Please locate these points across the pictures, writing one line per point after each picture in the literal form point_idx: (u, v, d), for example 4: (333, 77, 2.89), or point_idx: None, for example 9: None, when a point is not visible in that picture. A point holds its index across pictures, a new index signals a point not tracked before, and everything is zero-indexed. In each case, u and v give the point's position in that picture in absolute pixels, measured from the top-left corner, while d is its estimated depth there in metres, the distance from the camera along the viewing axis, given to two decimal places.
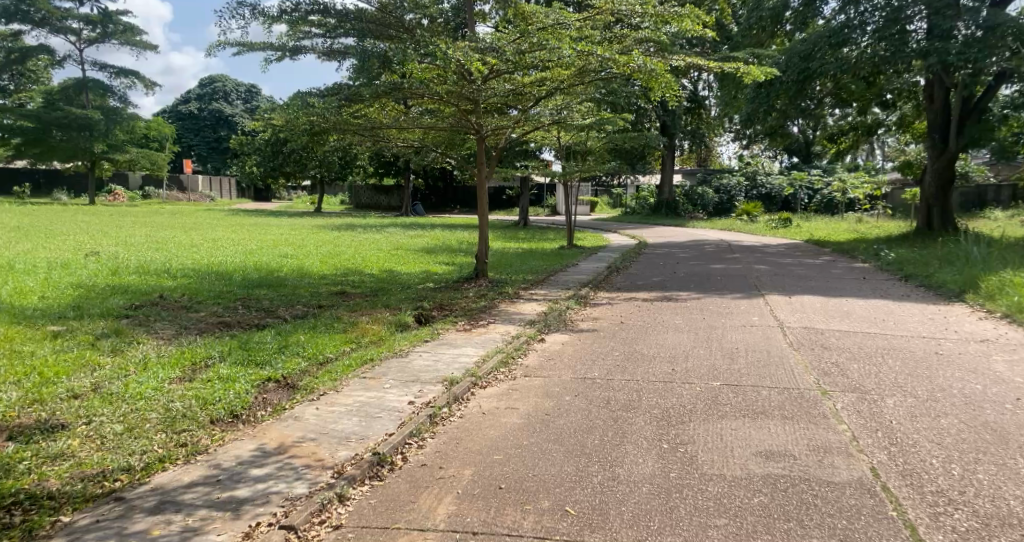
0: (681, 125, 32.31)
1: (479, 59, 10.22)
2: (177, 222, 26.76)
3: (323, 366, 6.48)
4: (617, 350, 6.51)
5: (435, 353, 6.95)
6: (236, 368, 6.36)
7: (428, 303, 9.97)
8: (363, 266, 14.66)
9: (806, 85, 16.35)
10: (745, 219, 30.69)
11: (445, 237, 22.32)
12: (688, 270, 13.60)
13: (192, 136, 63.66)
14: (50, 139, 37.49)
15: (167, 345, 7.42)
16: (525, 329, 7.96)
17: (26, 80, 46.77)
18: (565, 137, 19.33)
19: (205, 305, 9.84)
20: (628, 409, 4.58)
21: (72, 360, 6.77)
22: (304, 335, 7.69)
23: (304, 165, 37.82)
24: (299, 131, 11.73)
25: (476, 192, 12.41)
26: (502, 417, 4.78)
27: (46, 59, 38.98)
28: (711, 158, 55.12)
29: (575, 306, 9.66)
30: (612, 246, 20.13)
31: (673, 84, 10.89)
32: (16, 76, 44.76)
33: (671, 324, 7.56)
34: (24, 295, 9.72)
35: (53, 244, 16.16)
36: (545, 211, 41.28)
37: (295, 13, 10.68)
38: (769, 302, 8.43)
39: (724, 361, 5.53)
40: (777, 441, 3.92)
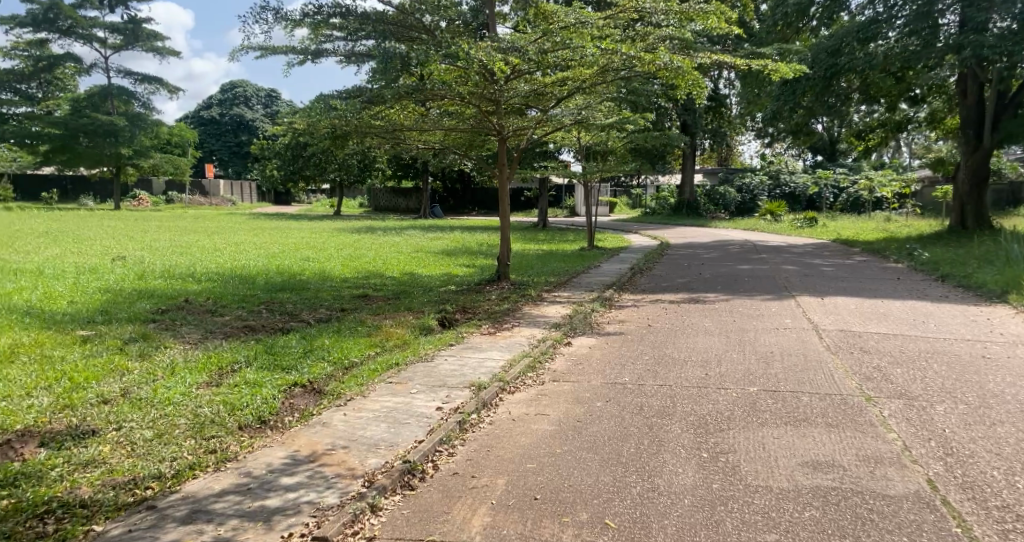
0: (702, 124, 32.05)
1: (502, 59, 10.14)
2: (201, 226, 26.98)
3: (348, 371, 6.41)
4: (646, 354, 6.39)
5: (461, 358, 6.85)
6: (263, 373, 6.31)
7: (451, 306, 9.87)
8: (384, 269, 14.61)
9: (833, 81, 16.18)
10: (768, 218, 30.33)
11: (465, 239, 22.26)
12: (713, 271, 13.41)
13: (214, 141, 64.23)
14: (76, 145, 38.08)
15: (193, 350, 7.39)
16: (551, 332, 7.83)
17: (54, 88, 47.58)
18: (586, 138, 19.20)
19: (230, 309, 9.82)
20: (663, 416, 4.46)
21: (102, 365, 6.76)
22: (329, 339, 7.63)
23: (324, 168, 37.97)
24: (321, 134, 11.70)
25: (499, 196, 12.17)
26: (532, 423, 4.67)
27: (73, 67, 39.54)
28: (733, 157, 54.67)
29: (600, 308, 9.53)
30: (634, 247, 19.95)
31: (699, 80, 10.78)
32: (43, 84, 45.46)
33: (699, 326, 7.41)
34: (54, 300, 9.77)
35: (80, 249, 16.31)
36: (565, 213, 41.14)
37: (317, 16, 10.70)
38: (800, 303, 8.25)
39: (759, 365, 5.38)
40: (824, 450, 3.78)
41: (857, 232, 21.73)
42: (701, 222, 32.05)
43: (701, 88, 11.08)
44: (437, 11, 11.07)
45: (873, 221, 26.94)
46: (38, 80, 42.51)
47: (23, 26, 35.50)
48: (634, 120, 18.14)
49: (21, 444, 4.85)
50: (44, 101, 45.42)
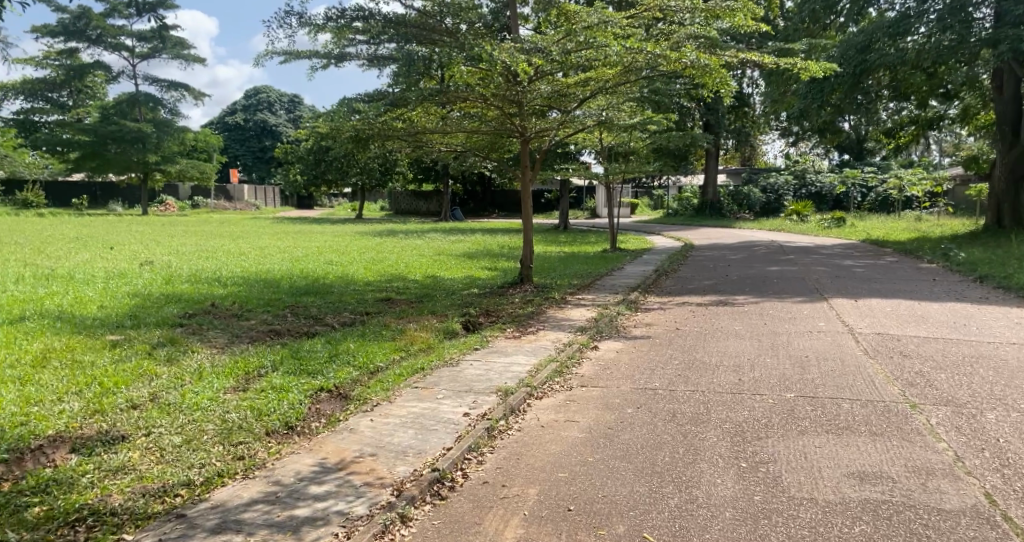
0: (726, 123, 31.75)
1: (524, 60, 10.06)
2: (226, 230, 27.19)
3: (374, 375, 6.34)
4: (676, 358, 6.25)
5: (486, 362, 6.75)
6: (289, 378, 6.26)
7: (475, 310, 9.78)
8: (407, 272, 14.57)
9: (862, 79, 15.85)
10: (794, 219, 29.95)
11: (487, 241, 22.20)
12: (740, 273, 13.20)
13: (238, 146, 64.78)
14: (105, 152, 38.62)
15: (220, 354, 7.36)
16: (576, 336, 7.72)
17: (83, 96, 48.36)
18: (609, 138, 19.06)
19: (255, 313, 9.81)
20: (697, 422, 4.34)
21: (131, 370, 6.75)
22: (354, 343, 7.57)
23: (346, 172, 38.13)
24: (344, 138, 11.67)
25: (521, 198, 11.97)
26: (562, 430, 4.56)
27: (102, 74, 40.12)
28: (756, 157, 54.12)
29: (626, 311, 9.39)
30: (658, 248, 19.75)
31: (727, 77, 10.61)
32: (73, 92, 46.20)
33: (729, 330, 7.26)
34: (84, 304, 9.82)
35: (109, 254, 16.47)
36: (587, 215, 40.94)
37: (340, 20, 10.74)
38: (831, 306, 8.07)
39: (794, 370, 5.24)
40: (871, 461, 3.64)
41: (887, 232, 21.33)
42: (726, 222, 31.72)
43: (729, 87, 10.93)
44: (458, 14, 10.99)
45: (901, 221, 26.47)
46: (68, 88, 43.20)
47: (53, 35, 36.08)
48: (657, 120, 17.94)
49: (52, 449, 4.82)
50: (74, 109, 46.14)
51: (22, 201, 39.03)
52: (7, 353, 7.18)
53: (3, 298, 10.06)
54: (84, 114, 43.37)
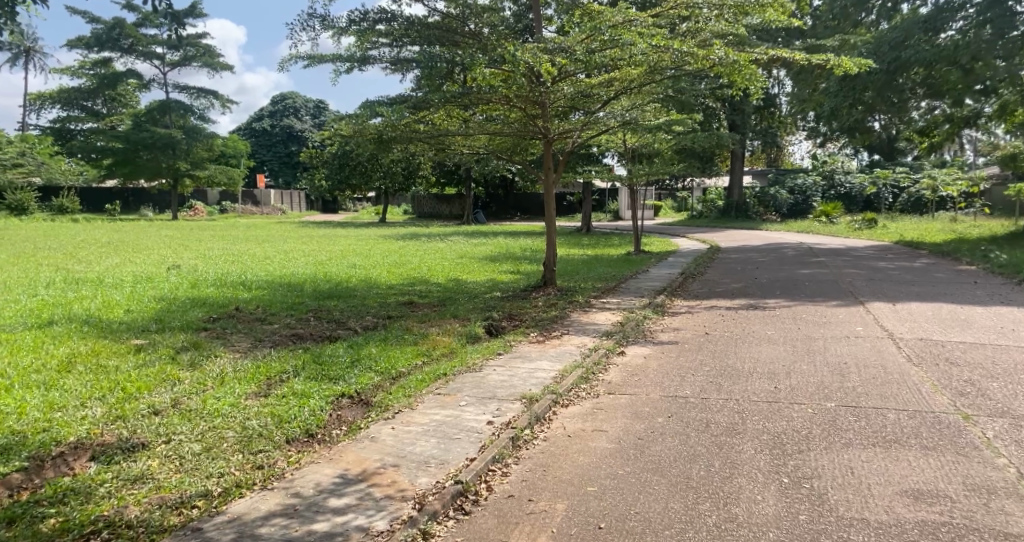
0: (751, 123, 31.35)
1: (548, 60, 9.90)
2: (251, 234, 27.33)
3: (396, 381, 6.20)
4: (706, 365, 6.04)
5: (509, 368, 6.57)
6: (311, 383, 6.14)
7: (498, 313, 9.63)
8: (429, 275, 14.46)
9: (896, 77, 15.68)
10: (823, 220, 29.48)
11: (510, 244, 22.05)
12: (770, 275, 12.93)
13: (265, 151, 65.42)
14: (137, 158, 39.18)
15: (243, 359, 7.26)
16: (602, 340, 7.52)
17: (116, 104, 49.15)
18: (633, 139, 18.87)
19: (278, 316, 9.72)
20: (734, 433, 4.14)
21: (154, 375, 6.67)
22: (376, 348, 7.43)
23: (370, 176, 38.31)
24: (366, 142, 11.56)
25: (544, 201, 11.75)
26: (590, 441, 4.38)
27: (134, 82, 40.74)
28: (783, 158, 53.47)
29: (653, 315, 9.18)
30: (683, 251, 19.50)
31: (758, 74, 10.27)
32: (107, 100, 46.95)
33: (760, 336, 7.02)
34: (111, 308, 9.81)
35: (138, 259, 16.56)
36: (609, 217, 40.73)
37: (364, 23, 10.66)
38: (867, 310, 7.79)
39: (834, 377, 5.01)
40: (925, 477, 3.42)
41: (920, 234, 20.88)
42: (754, 224, 31.32)
43: (760, 86, 10.67)
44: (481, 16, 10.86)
45: (934, 222, 25.90)
46: (101, 96, 43.91)
47: (87, 46, 36.76)
48: (683, 120, 17.69)
49: (72, 456, 4.72)
50: (108, 116, 46.88)
51: (57, 207, 39.66)
52: (34, 358, 7.14)
53: (32, 302, 10.07)
54: (117, 121, 44.03)
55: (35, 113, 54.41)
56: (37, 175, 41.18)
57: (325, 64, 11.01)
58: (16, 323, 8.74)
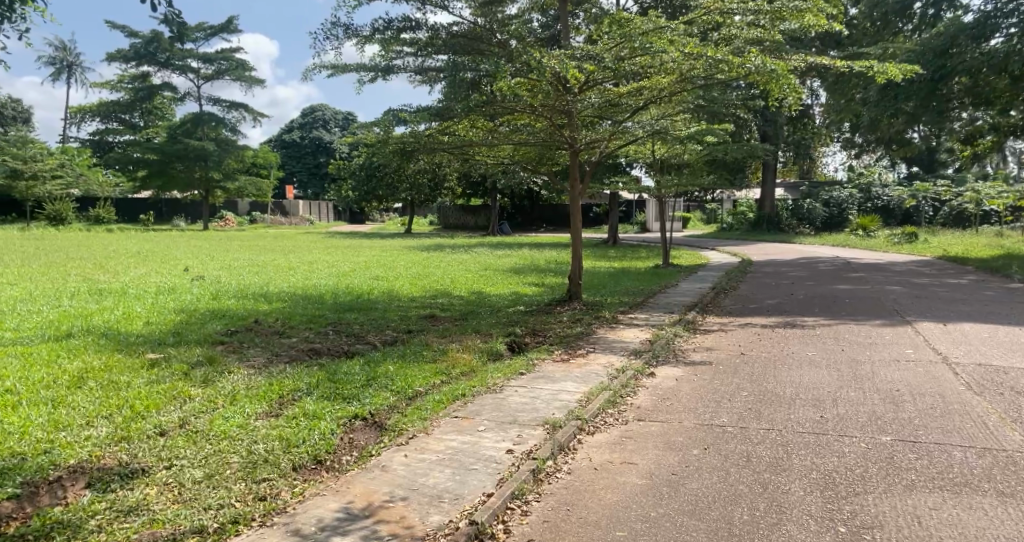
0: (783, 134, 30.74)
1: (576, 67, 9.59)
2: (278, 245, 27.27)
3: (412, 402, 5.87)
4: (744, 391, 5.66)
5: (532, 389, 6.20)
6: (323, 403, 5.81)
7: (521, 328, 9.27)
8: (452, 287, 14.18)
9: (940, 85, 15.35)
10: (860, 233, 28.82)
11: (535, 257, 21.69)
12: (806, 292, 12.45)
13: (294, 163, 65.93)
14: (171, 170, 39.64)
15: (257, 376, 6.95)
16: (630, 360, 7.12)
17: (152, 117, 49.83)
18: (661, 150, 18.49)
19: (297, 330, 9.46)
20: (782, 471, 3.77)
21: (164, 392, 6.38)
22: (393, 366, 7.10)
23: (396, 187, 38.35)
24: (390, 153, 11.28)
25: (571, 212, 11.34)
26: (618, 475, 4.02)
27: (169, 95, 41.23)
28: (816, 170, 52.60)
29: (684, 333, 8.76)
30: (713, 264, 19.02)
31: (796, 83, 9.83)
32: (143, 113, 47.57)
33: (799, 361, 6.59)
34: (131, 321, 9.60)
35: (165, 269, 16.49)
36: (637, 228, 40.30)
37: (388, 32, 10.41)
38: (915, 332, 7.34)
39: (888, 409, 4.62)
40: (1005, 530, 3.02)
41: (964, 249, 20.20)
42: (786, 237, 30.68)
43: (801, 95, 10.27)
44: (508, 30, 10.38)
45: (976, 237, 25.16)
46: (138, 109, 44.49)
47: (126, 60, 37.34)
48: (716, 131, 17.26)
49: (69, 483, 4.43)
50: (144, 129, 47.47)
51: (94, 218, 40.14)
52: (46, 373, 6.91)
53: (53, 313, 9.91)
54: (152, 133, 44.58)
55: (74, 125, 55.37)
56: (74, 186, 41.75)
57: (348, 74, 10.79)
58: (34, 335, 8.55)
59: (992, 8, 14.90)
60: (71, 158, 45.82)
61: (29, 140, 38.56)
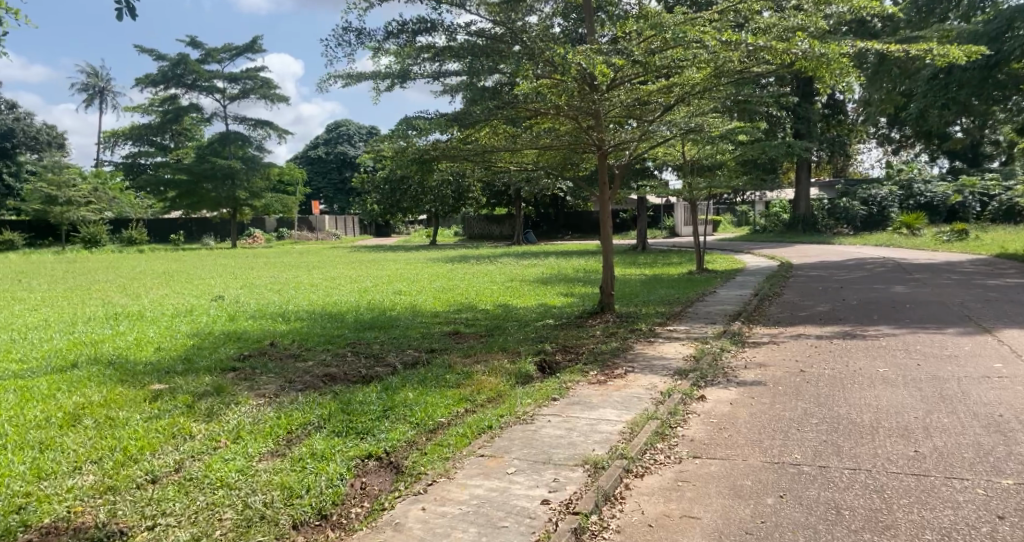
0: (818, 132, 29.81)
1: (603, 62, 8.93)
2: (302, 261, 26.91)
3: (433, 436, 5.18)
4: (813, 423, 5.01)
5: (567, 419, 5.49)
6: (332, 441, 5.03)
7: (551, 345, 8.59)
8: (477, 301, 13.53)
9: (993, 72, 14.60)
10: (903, 232, 27.81)
11: (563, 265, 21.06)
12: (859, 299, 11.67)
13: (320, 179, 65.92)
14: (200, 190, 39.50)
15: (266, 408, 5.94)
16: (675, 382, 6.38)
17: (182, 138, 50.17)
18: (692, 151, 17.78)
19: (314, 353, 8.74)
20: (884, 530, 3.33)
21: (163, 429, 5.37)
22: (413, 393, 6.38)
23: (422, 199, 37.86)
24: (409, 165, 10.60)
25: (600, 216, 10.51)
26: (680, 534, 3.47)
27: (196, 117, 41.30)
28: (851, 168, 51.37)
29: (731, 347, 8.01)
30: (752, 268, 18.23)
31: (849, 65, 9.07)
32: (171, 135, 47.76)
33: (871, 389, 5.87)
34: (141, 347, 8.80)
35: (186, 290, 16.02)
36: (665, 233, 39.48)
37: (402, 35, 9.74)
38: (1001, 363, 6.56)
39: (999, 446, 4.31)
40: None
41: (1021, 246, 19.22)
42: (825, 238, 29.70)
43: (854, 81, 9.56)
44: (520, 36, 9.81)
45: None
46: (167, 132, 44.68)
47: (154, 84, 37.50)
48: (750, 129, 16.56)
49: None
50: (173, 150, 47.73)
51: (125, 239, 40.17)
52: (38, 410, 5.94)
53: (63, 342, 9.26)
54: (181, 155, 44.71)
55: (106, 150, 55.96)
56: (106, 209, 41.94)
57: (363, 82, 10.23)
58: (38, 367, 7.81)
59: None
60: (103, 182, 46.11)
61: (62, 165, 38.80)
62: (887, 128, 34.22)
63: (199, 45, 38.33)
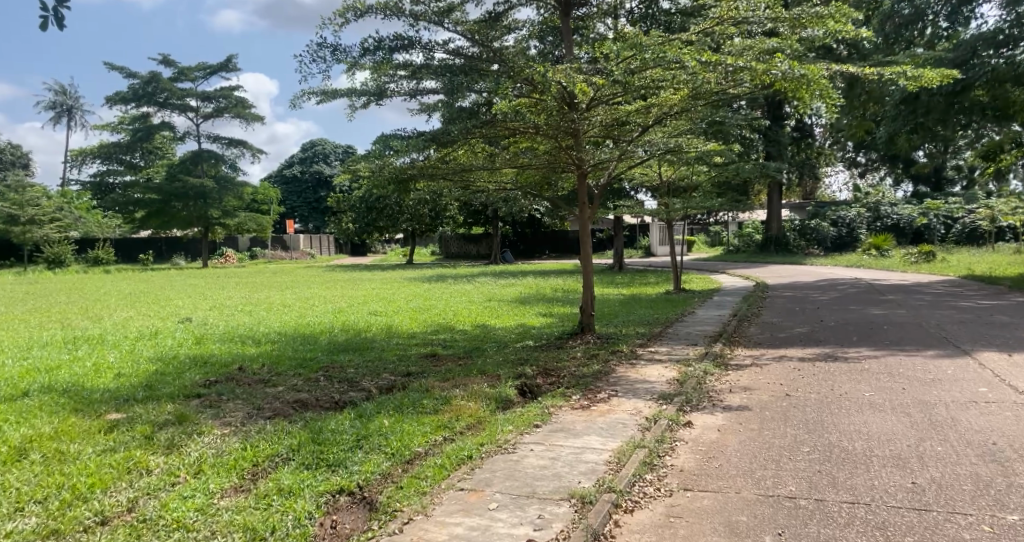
0: (788, 154, 30.13)
1: (583, 80, 8.79)
2: (275, 281, 26.42)
3: (409, 468, 4.93)
4: (804, 451, 4.83)
5: (551, 447, 5.27)
6: (301, 475, 4.75)
7: (531, 367, 8.36)
8: (455, 321, 13.31)
9: (960, 98, 14.92)
10: (873, 253, 28.12)
11: (541, 285, 20.90)
12: (836, 320, 11.62)
13: (295, 198, 65.38)
14: (170, 209, 38.90)
15: (231, 439, 5.64)
16: (660, 406, 6.19)
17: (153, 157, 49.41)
18: (669, 172, 17.78)
19: (285, 378, 8.42)
20: None
21: (117, 464, 5.04)
22: (388, 420, 6.12)
23: (397, 218, 37.59)
24: (387, 185, 10.36)
25: (579, 236, 10.31)
26: None
27: (168, 135, 40.71)
28: (820, 191, 52.21)
29: (715, 370, 7.85)
30: (728, 288, 18.20)
31: (828, 88, 9.01)
32: (142, 153, 47.04)
33: (860, 414, 5.72)
34: (100, 373, 8.41)
35: (153, 311, 15.55)
36: (640, 253, 39.58)
37: (379, 52, 9.47)
38: (987, 387, 6.46)
39: (999, 476, 4.17)
40: None
41: (987, 269, 19.53)
42: (797, 258, 29.97)
43: (830, 104, 9.57)
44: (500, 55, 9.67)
45: (996, 256, 24.49)
46: (137, 150, 43.99)
47: (124, 102, 36.95)
48: (725, 150, 16.62)
49: None
50: (143, 169, 46.98)
51: (92, 259, 39.33)
52: None
53: (17, 368, 8.84)
54: (152, 173, 44.01)
55: (73, 169, 54.92)
56: (71, 228, 41.02)
57: (338, 100, 10.01)
58: None
59: (1002, 22, 14.77)
60: (70, 201, 45.17)
61: (28, 184, 37.93)
62: (856, 150, 34.82)
63: (171, 63, 37.90)
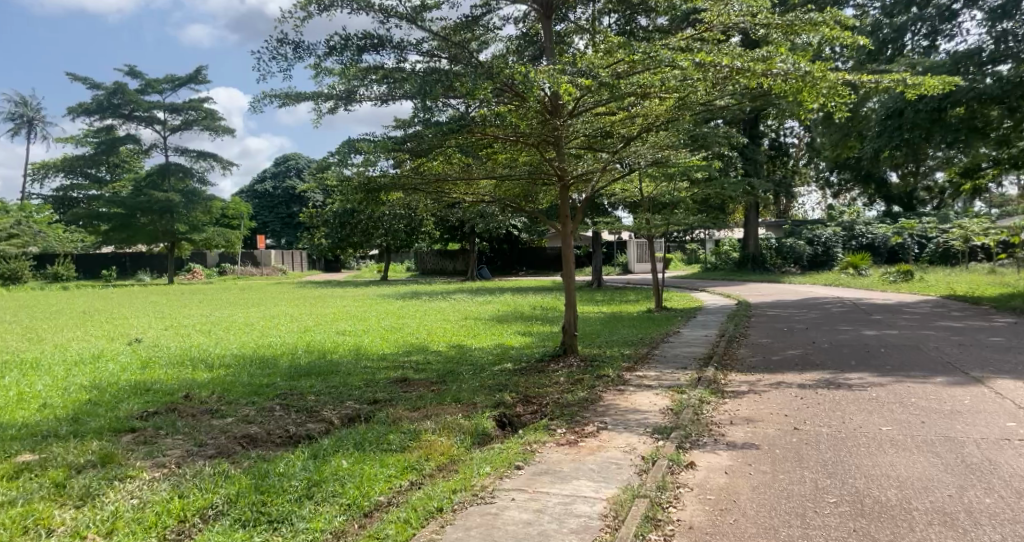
0: (764, 172, 29.82)
1: (568, 82, 8.02)
2: (241, 298, 25.30)
3: (367, 524, 4.17)
4: (830, 502, 4.14)
5: (534, 496, 4.52)
6: (233, 536, 3.99)
7: (511, 395, 7.59)
8: (429, 341, 12.48)
9: (946, 114, 14.57)
10: (850, 271, 27.84)
11: (518, 302, 20.16)
12: (829, 342, 11.00)
13: (267, 213, 64.20)
14: (134, 222, 37.61)
15: (157, 486, 4.81)
16: (657, 443, 5.50)
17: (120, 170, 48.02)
18: (650, 187, 17.23)
19: (237, 409, 7.56)
20: None
21: (11, 523, 4.22)
22: (347, 460, 5.33)
23: (371, 235, 36.80)
24: (357, 195, 9.51)
25: (563, 253, 9.54)
26: None
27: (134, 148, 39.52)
28: (794, 210, 52.33)
29: (711, 398, 7.16)
30: (711, 306, 17.60)
31: (835, 86, 8.24)
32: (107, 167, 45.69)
33: (883, 454, 5.05)
34: (23, 403, 7.49)
35: (103, 332, 14.52)
36: (618, 271, 39.06)
37: (346, 52, 8.75)
38: (1013, 422, 5.84)
39: None
40: None
41: (967, 289, 19.27)
42: (774, 277, 29.65)
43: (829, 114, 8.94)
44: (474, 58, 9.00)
45: (972, 275, 24.37)
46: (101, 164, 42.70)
47: (88, 113, 35.75)
48: (708, 166, 16.12)
49: None
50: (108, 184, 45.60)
51: (51, 275, 37.92)
52: None
53: None
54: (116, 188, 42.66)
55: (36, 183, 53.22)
56: (31, 244, 39.61)
57: (302, 104, 9.25)
58: None
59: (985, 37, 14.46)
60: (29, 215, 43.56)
61: None
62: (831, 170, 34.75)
63: (139, 74, 36.89)
